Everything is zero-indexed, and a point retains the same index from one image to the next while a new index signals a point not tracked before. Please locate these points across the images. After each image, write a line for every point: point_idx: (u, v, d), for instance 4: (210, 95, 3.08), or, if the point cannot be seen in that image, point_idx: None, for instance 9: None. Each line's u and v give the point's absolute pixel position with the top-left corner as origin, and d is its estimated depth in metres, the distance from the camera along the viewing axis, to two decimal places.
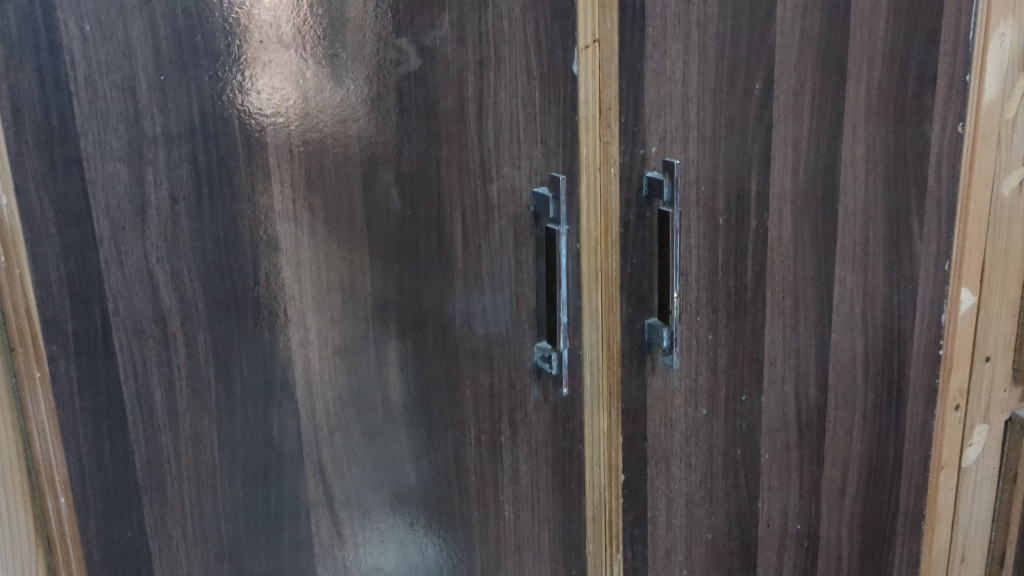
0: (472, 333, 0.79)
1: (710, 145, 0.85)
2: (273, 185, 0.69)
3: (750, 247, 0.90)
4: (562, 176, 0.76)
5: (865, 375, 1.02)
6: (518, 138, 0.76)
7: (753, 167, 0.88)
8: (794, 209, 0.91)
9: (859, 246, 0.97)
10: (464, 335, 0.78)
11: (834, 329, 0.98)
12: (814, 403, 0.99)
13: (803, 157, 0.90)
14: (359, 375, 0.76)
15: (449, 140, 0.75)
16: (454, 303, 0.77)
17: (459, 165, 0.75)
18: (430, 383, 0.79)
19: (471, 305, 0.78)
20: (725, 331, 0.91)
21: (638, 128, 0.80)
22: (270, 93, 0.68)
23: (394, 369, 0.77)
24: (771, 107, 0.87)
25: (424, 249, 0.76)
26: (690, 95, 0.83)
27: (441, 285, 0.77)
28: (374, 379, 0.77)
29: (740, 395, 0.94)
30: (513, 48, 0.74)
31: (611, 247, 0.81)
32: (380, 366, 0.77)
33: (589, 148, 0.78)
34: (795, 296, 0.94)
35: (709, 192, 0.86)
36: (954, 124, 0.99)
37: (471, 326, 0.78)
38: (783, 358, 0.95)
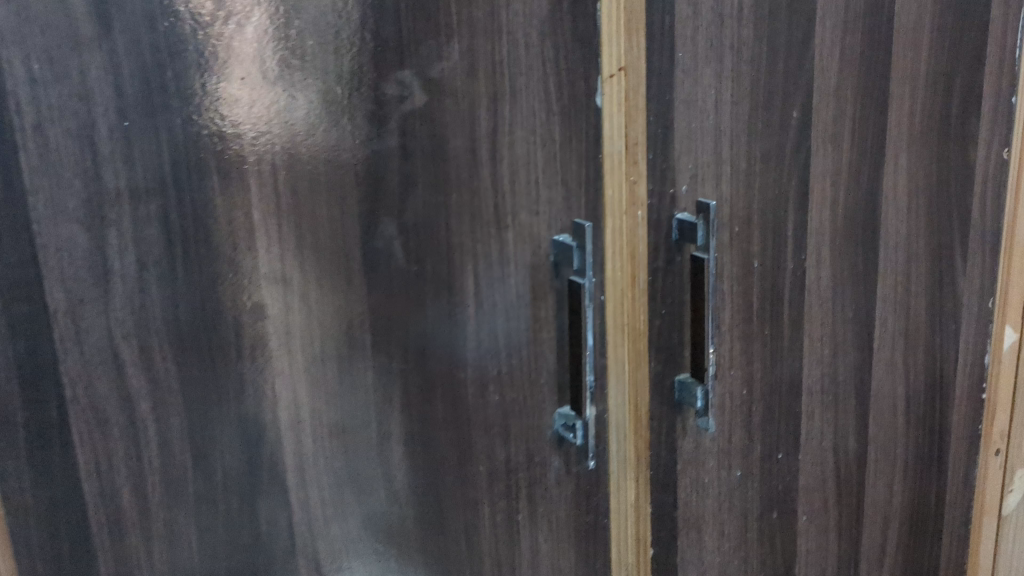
0: (487, 402, 0.69)
1: (745, 181, 0.76)
2: (258, 243, 0.59)
3: (786, 292, 0.81)
4: (587, 223, 0.68)
5: (907, 424, 0.94)
6: (537, 180, 0.67)
7: (790, 204, 0.79)
8: (834, 248, 0.83)
9: (901, 285, 0.88)
10: (477, 409, 0.69)
11: (874, 377, 0.90)
12: (853, 457, 0.91)
13: (842, 191, 0.82)
14: (359, 460, 0.66)
15: (463, 188, 0.65)
16: (467, 371, 0.68)
17: (474, 216, 0.65)
18: (440, 465, 0.69)
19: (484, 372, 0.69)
20: (760, 385, 0.82)
21: (666, 164, 0.72)
22: (252, 137, 0.58)
23: (399, 450, 0.67)
24: (808, 137, 0.79)
25: (434, 312, 0.66)
26: (723, 126, 0.74)
27: (453, 354, 0.67)
28: (376, 464, 0.66)
29: (777, 453, 0.85)
30: (530, 79, 0.65)
31: (639, 298, 0.73)
32: (383, 449, 0.66)
33: (614, 189, 0.70)
34: (834, 343, 0.86)
35: (744, 232, 0.77)
36: (999, 150, 0.90)
37: (485, 398, 0.69)
38: (821, 411, 0.87)
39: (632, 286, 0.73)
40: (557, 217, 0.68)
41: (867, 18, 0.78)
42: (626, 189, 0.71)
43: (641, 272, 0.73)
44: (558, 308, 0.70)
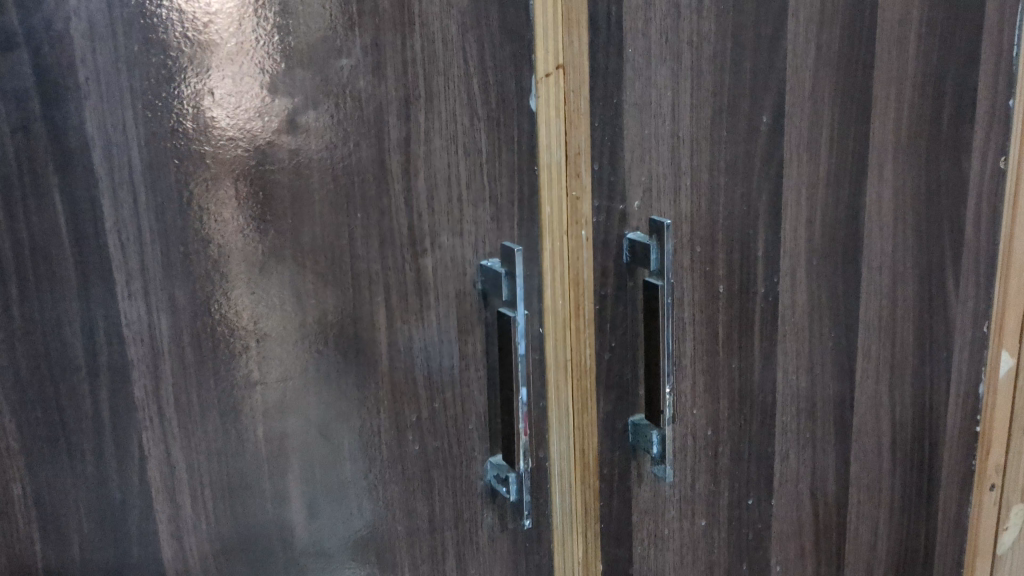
0: (404, 456, 0.60)
1: (708, 197, 0.67)
2: (115, 275, 0.50)
3: (757, 321, 0.72)
4: (518, 247, 0.59)
5: (893, 463, 0.84)
6: (461, 198, 0.58)
7: (760, 222, 0.70)
8: (809, 270, 0.74)
9: (886, 310, 0.79)
10: (391, 466, 0.60)
11: (857, 412, 0.81)
12: (832, 501, 0.82)
13: (819, 207, 0.73)
14: (253, 531, 0.57)
15: (371, 209, 0.55)
16: (376, 424, 0.59)
17: (387, 241, 0.56)
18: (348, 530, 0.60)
19: (399, 420, 0.59)
20: (727, 425, 0.74)
21: (615, 178, 0.63)
22: (105, 149, 0.49)
23: (298, 517, 0.58)
24: (781, 145, 0.69)
25: (336, 356, 0.57)
26: (682, 133, 0.65)
27: (361, 404, 0.58)
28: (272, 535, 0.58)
29: (746, 498, 0.77)
30: (450, 79, 0.56)
31: (584, 330, 0.64)
32: (280, 516, 0.58)
33: (553, 206, 0.61)
34: (811, 376, 0.77)
35: (707, 254, 0.68)
36: (995, 159, 0.81)
37: (402, 451, 0.60)
38: (795, 451, 0.78)
39: (575, 317, 0.63)
40: (484, 240, 0.59)
41: (845, 12, 0.69)
42: (569, 207, 0.61)
43: (586, 301, 0.63)
44: (487, 344, 0.61)
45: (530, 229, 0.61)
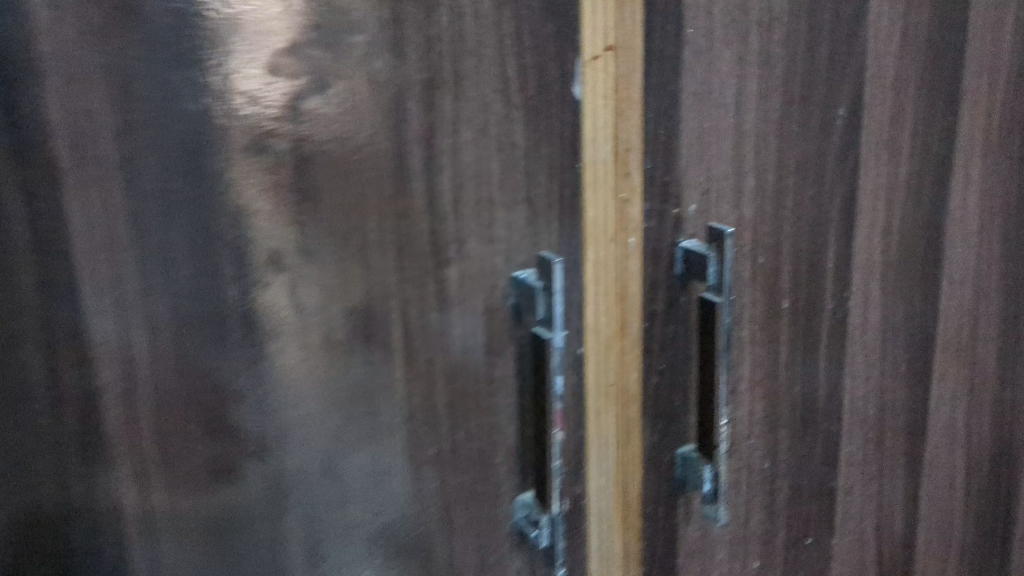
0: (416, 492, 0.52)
1: (774, 200, 0.59)
2: (82, 284, 0.45)
3: (824, 341, 0.64)
4: (557, 260, 0.51)
5: (966, 499, 0.76)
6: (492, 199, 0.50)
7: (831, 230, 0.62)
8: (883, 284, 0.65)
9: (967, 329, 0.70)
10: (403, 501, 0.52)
11: (930, 442, 0.72)
12: (899, 540, 0.73)
13: (898, 212, 0.64)
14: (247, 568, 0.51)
15: (390, 213, 0.48)
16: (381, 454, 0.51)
17: (407, 248, 0.49)
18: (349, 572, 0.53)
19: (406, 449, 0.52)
20: (787, 456, 0.66)
21: (668, 177, 0.55)
22: (73, 140, 0.44)
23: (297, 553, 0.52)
24: (857, 142, 0.61)
25: (336, 377, 0.50)
26: (747, 127, 0.56)
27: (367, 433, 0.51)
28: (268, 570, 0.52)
29: (805, 537, 0.68)
30: (482, 61, 0.48)
31: (629, 351, 0.56)
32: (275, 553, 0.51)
33: (599, 210, 0.53)
34: (881, 401, 0.69)
35: (770, 266, 0.60)
36: None
37: (416, 485, 0.52)
38: (860, 486, 0.70)
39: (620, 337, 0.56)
40: (517, 247, 0.52)
41: None
42: (616, 211, 0.54)
43: (633, 321, 0.56)
44: (520, 368, 0.53)
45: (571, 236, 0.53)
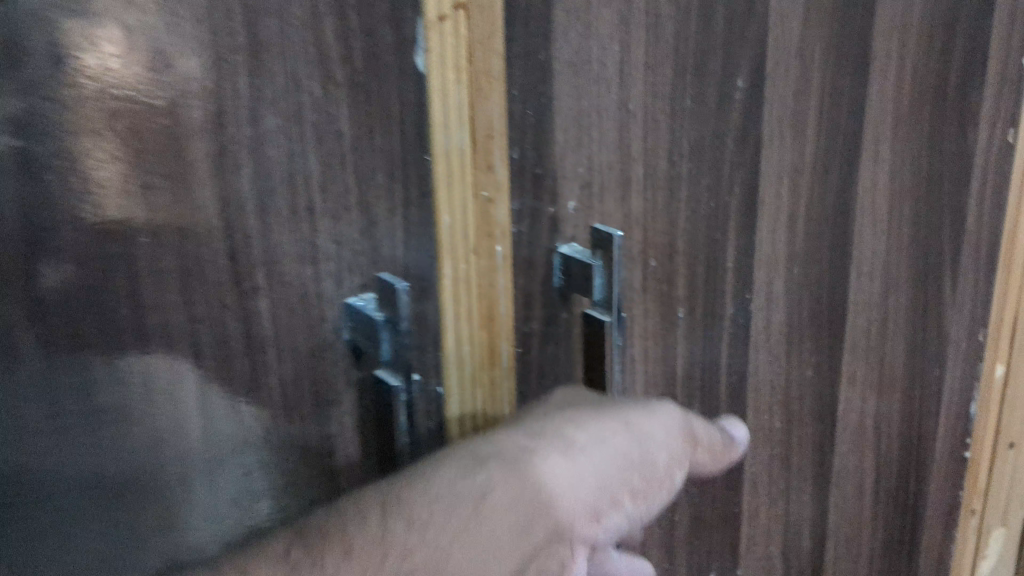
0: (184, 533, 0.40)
1: (666, 192, 0.49)
2: None
3: (724, 353, 0.55)
4: (400, 293, 0.41)
5: (876, 507, 0.69)
6: (311, 206, 0.39)
7: (731, 224, 0.52)
8: (789, 282, 0.57)
9: (876, 325, 0.63)
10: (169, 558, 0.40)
11: (838, 452, 0.64)
12: (807, 559, 0.66)
13: (803, 199, 0.55)
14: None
15: (164, 238, 0.36)
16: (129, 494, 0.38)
17: (196, 280, 0.37)
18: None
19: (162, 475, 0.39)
20: (687, 484, 0.57)
21: (538, 171, 0.44)
22: None
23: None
24: (756, 119, 0.51)
25: (69, 406, 0.36)
26: (631, 105, 0.46)
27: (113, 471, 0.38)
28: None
29: (708, 572, 0.60)
30: (286, 26, 0.36)
31: (501, 384, 0.47)
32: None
33: (455, 213, 0.42)
34: (786, 413, 0.60)
35: (663, 269, 0.51)
36: (1005, 130, 0.64)
37: (214, 508, 0.41)
38: (766, 508, 0.62)
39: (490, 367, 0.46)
40: (349, 265, 0.41)
41: None
42: (478, 211, 0.42)
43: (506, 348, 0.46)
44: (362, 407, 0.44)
45: (421, 245, 0.42)
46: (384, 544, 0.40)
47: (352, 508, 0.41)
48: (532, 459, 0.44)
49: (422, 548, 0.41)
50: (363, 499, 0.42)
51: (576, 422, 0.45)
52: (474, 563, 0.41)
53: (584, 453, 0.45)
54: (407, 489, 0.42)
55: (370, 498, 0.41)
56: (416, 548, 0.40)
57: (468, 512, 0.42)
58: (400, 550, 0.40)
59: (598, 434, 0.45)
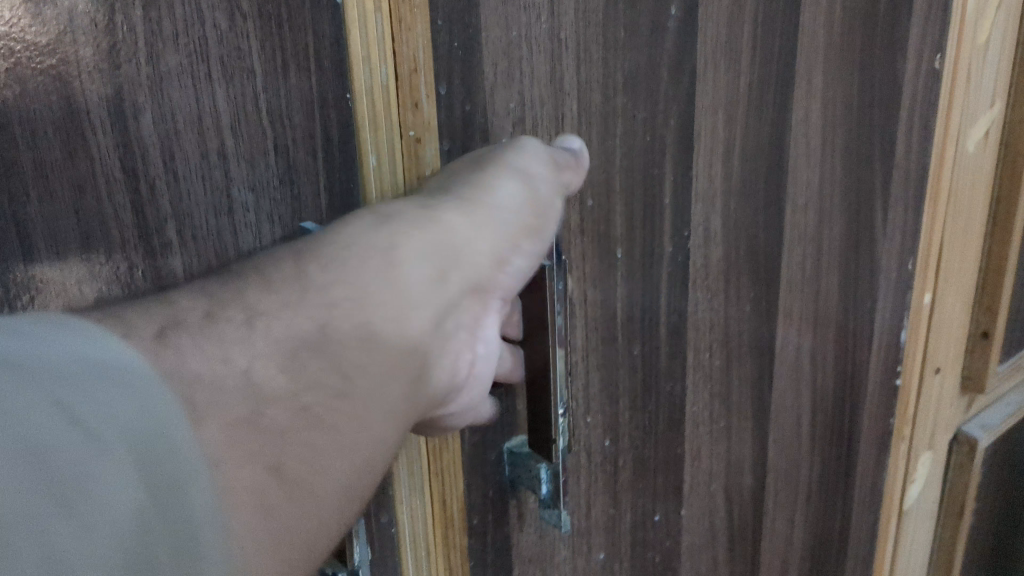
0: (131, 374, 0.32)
1: (601, 129, 0.47)
2: None
3: (664, 294, 0.54)
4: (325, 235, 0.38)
5: (811, 438, 0.69)
6: (223, 151, 0.36)
7: (667, 160, 0.51)
8: (726, 218, 0.55)
9: (810, 259, 0.62)
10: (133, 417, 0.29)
11: (776, 387, 0.64)
12: (749, 495, 0.66)
13: (739, 131, 0.54)
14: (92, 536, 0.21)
15: (62, 205, 0.36)
16: None
17: (100, 243, 0.37)
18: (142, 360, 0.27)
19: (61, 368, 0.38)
20: (630, 429, 0.55)
21: (467, 107, 0.41)
22: None
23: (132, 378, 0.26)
24: (691, 49, 0.49)
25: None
26: (562, 35, 0.43)
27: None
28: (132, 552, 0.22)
29: (652, 515, 0.59)
30: None
31: None
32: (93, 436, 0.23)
33: (384, 156, 0.38)
34: (726, 351, 0.59)
35: (600, 209, 0.49)
36: (931, 57, 0.63)
37: None
38: (708, 447, 0.61)
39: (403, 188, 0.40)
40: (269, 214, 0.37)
41: None
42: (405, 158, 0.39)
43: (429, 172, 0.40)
44: None
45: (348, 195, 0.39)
46: (301, 283, 0.32)
47: (266, 258, 0.33)
48: (455, 217, 0.37)
49: (338, 284, 0.33)
50: (275, 258, 0.33)
51: (502, 184, 0.39)
52: (391, 319, 0.34)
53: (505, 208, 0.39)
54: (316, 238, 0.34)
55: (279, 254, 0.33)
56: (335, 287, 0.33)
57: (382, 262, 0.34)
58: (318, 292, 0.32)
59: (526, 192, 0.40)
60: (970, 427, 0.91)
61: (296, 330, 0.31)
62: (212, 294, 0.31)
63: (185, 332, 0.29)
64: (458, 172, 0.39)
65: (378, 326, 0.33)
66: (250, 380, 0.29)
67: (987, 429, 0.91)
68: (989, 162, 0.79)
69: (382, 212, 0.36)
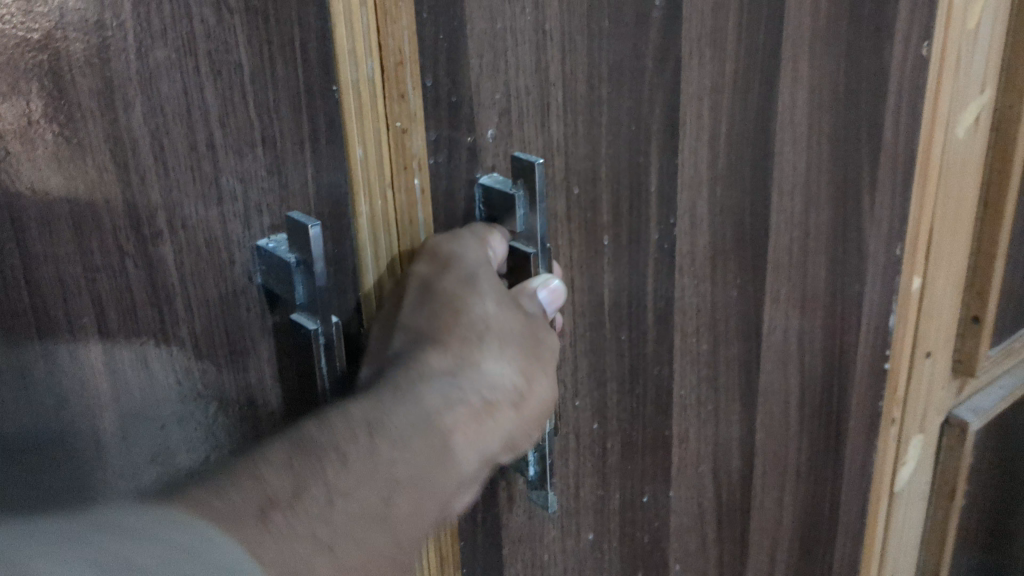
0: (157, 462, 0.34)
1: (587, 118, 0.48)
2: None
3: (651, 280, 0.55)
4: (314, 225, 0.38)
5: (799, 421, 0.70)
6: (212, 143, 0.37)
7: (653, 148, 0.52)
8: (713, 204, 0.56)
9: (798, 245, 0.63)
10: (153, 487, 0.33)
11: (764, 371, 0.65)
12: (737, 477, 0.67)
13: (725, 120, 0.55)
14: None
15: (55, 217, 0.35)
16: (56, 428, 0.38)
17: (95, 242, 0.36)
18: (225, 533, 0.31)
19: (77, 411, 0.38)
20: (618, 412, 0.56)
21: (452, 97, 0.42)
22: None
23: (187, 541, 0.29)
24: (675, 39, 0.50)
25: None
26: (547, 26, 0.44)
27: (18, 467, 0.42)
28: None
29: (641, 496, 0.60)
30: None
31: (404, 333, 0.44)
32: None
33: (370, 146, 0.40)
34: (713, 336, 0.60)
35: (586, 197, 0.50)
36: (918, 43, 0.64)
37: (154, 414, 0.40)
38: (696, 430, 0.62)
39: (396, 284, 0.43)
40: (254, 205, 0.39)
41: None
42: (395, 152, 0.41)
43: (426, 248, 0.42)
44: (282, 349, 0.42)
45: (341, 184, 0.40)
46: (377, 460, 0.36)
47: (340, 413, 0.36)
48: (495, 407, 0.41)
49: (400, 470, 0.36)
50: (349, 413, 0.37)
51: (537, 376, 0.43)
52: (431, 493, 0.38)
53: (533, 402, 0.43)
54: (384, 403, 0.38)
55: (355, 411, 0.37)
56: (400, 469, 0.36)
57: (434, 451, 0.38)
58: (386, 467, 0.36)
59: (551, 396, 0.44)
60: (961, 410, 0.92)
61: (365, 509, 0.35)
62: (302, 465, 0.34)
63: (282, 509, 0.33)
64: (502, 331, 0.42)
65: (422, 510, 0.38)
66: (321, 548, 0.33)
67: (979, 413, 0.92)
68: (979, 149, 0.80)
69: (436, 386, 0.39)
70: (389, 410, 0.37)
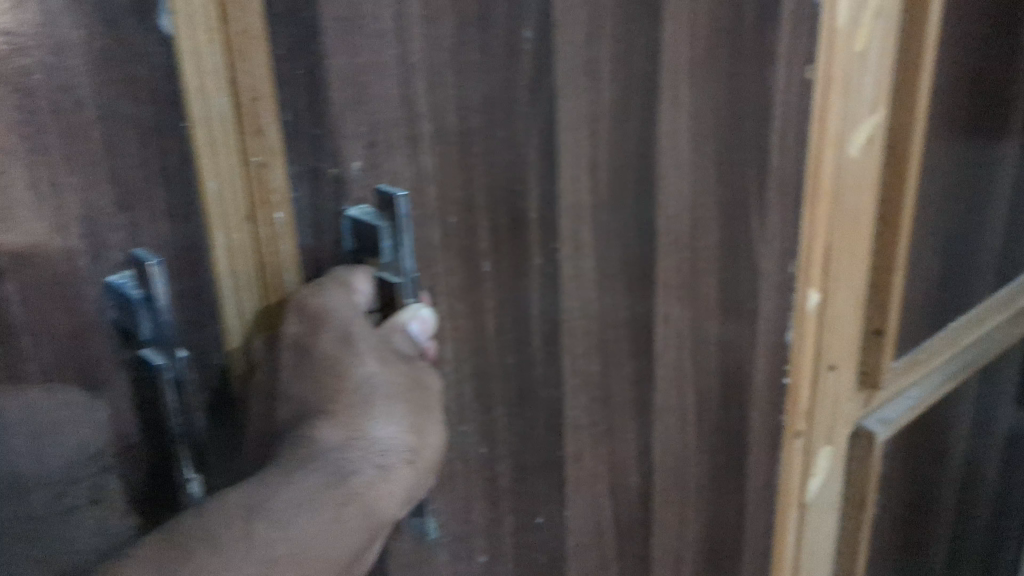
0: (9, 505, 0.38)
1: (460, 148, 0.49)
2: None
3: (536, 305, 0.56)
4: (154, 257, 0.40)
5: (698, 437, 0.72)
6: (53, 179, 0.37)
7: (531, 177, 0.52)
8: (597, 229, 0.57)
9: (687, 265, 0.65)
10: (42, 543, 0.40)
11: (659, 390, 0.66)
12: (636, 494, 0.68)
13: (605, 146, 0.56)
14: None
15: None
16: None
17: None
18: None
19: None
20: (507, 434, 0.57)
21: (313, 131, 0.43)
22: None
23: None
24: (551, 70, 0.51)
25: None
26: (412, 60, 0.45)
27: None
28: None
29: (533, 518, 0.61)
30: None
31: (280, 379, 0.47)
32: None
33: (227, 180, 0.42)
34: (604, 356, 0.61)
35: (463, 225, 0.51)
36: (801, 68, 0.65)
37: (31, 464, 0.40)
38: (590, 450, 0.63)
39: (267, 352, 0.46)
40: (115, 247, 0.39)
41: None
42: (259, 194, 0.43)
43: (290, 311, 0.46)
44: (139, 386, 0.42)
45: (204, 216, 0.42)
46: (254, 537, 0.42)
47: (217, 505, 0.42)
48: (382, 468, 0.47)
49: (281, 541, 0.43)
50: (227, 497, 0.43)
51: (421, 431, 0.48)
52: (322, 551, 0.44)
53: (420, 456, 0.48)
54: (262, 485, 0.44)
55: (232, 498, 0.43)
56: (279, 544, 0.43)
57: (319, 517, 0.44)
58: (263, 542, 0.43)
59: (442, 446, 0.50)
60: (869, 421, 0.94)
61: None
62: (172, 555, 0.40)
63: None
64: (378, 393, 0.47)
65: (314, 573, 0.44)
66: None
67: (885, 424, 0.94)
68: (874, 168, 0.82)
69: (319, 464, 0.45)
70: (271, 491, 0.44)
